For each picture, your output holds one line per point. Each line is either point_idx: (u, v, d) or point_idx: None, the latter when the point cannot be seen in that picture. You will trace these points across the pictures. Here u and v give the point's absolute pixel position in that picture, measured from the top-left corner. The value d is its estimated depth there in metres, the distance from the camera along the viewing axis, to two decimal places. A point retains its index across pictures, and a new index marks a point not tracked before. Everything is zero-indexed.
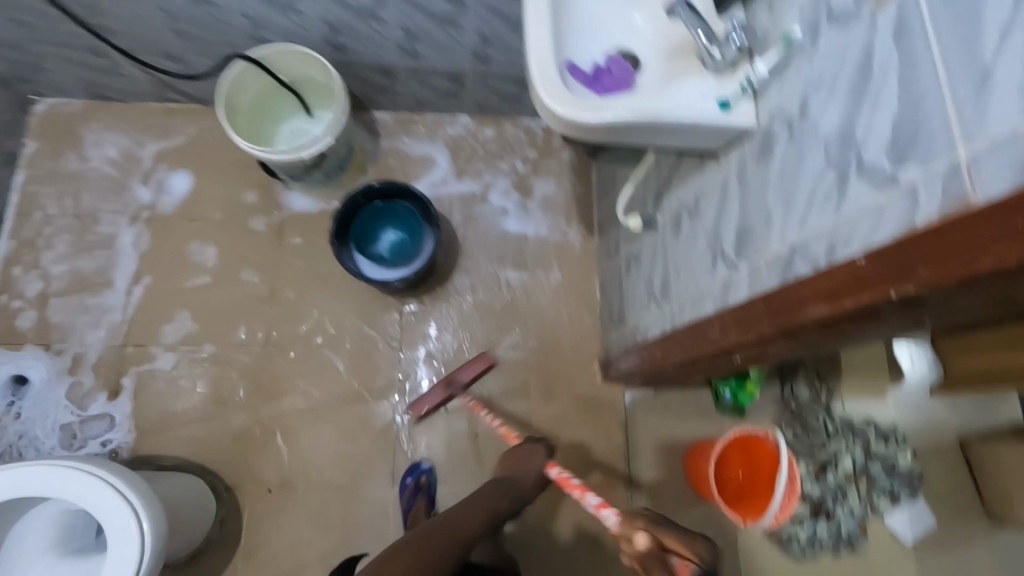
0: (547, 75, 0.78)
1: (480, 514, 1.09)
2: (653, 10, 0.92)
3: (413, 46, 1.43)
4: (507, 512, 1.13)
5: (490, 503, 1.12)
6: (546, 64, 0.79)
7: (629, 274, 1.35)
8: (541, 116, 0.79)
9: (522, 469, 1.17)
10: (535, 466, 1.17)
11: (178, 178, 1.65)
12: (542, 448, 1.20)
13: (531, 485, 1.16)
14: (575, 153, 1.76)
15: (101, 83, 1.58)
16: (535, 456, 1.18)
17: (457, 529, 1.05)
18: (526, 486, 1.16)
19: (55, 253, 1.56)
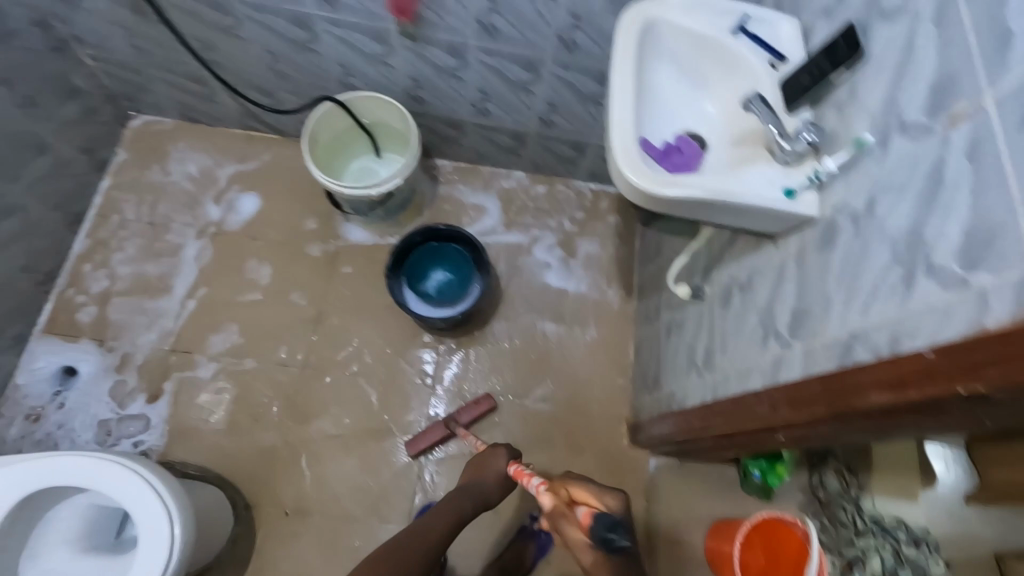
0: (626, 147, 0.85)
1: (449, 522, 1.10)
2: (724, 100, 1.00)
3: (485, 106, 1.55)
4: (473, 511, 1.14)
5: (456, 509, 1.12)
6: (626, 140, 0.86)
7: (669, 340, 1.38)
8: (616, 183, 0.86)
9: (488, 470, 1.19)
10: (498, 469, 1.18)
11: (247, 200, 1.75)
12: (506, 450, 1.22)
13: (496, 486, 1.18)
14: (620, 218, 1.83)
15: (195, 107, 1.73)
16: (496, 457, 1.20)
17: (428, 540, 1.06)
18: (492, 487, 1.17)
19: (125, 255, 1.65)
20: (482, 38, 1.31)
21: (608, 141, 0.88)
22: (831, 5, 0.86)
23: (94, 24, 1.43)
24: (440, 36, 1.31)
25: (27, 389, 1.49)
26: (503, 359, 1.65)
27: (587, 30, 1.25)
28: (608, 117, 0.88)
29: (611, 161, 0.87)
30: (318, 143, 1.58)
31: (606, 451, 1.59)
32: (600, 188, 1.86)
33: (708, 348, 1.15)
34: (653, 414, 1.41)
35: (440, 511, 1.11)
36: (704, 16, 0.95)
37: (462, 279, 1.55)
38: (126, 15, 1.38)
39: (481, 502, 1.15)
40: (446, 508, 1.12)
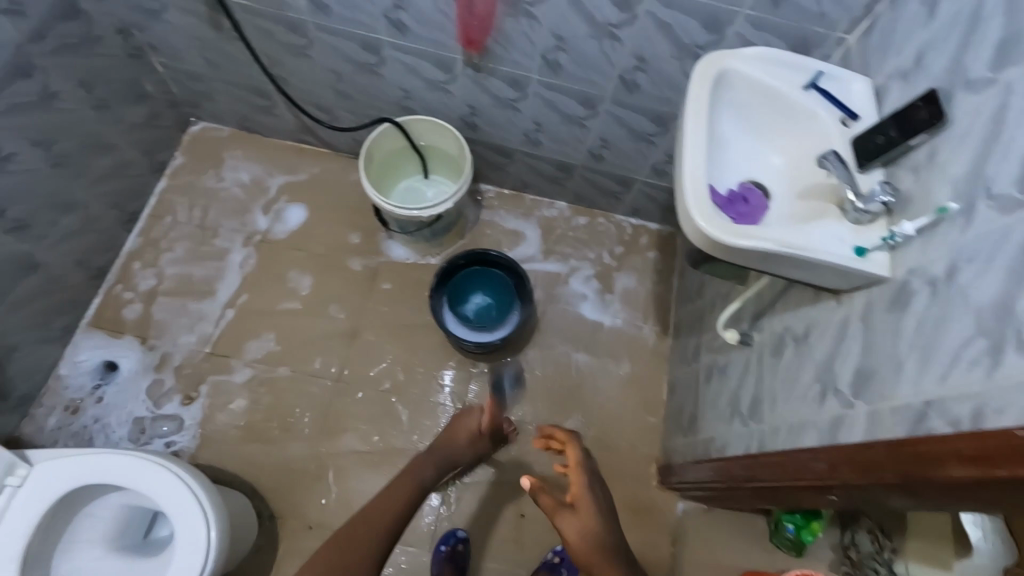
0: (699, 196, 0.87)
1: (408, 498, 1.18)
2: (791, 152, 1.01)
3: (537, 136, 1.57)
4: (433, 477, 1.24)
5: (414, 483, 1.20)
6: (698, 189, 0.87)
7: (709, 384, 1.36)
8: (686, 228, 0.87)
9: (459, 431, 1.27)
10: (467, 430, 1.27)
11: (295, 211, 1.78)
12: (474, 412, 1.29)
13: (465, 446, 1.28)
14: (658, 255, 1.83)
15: (253, 118, 1.79)
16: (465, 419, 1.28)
17: (388, 518, 1.14)
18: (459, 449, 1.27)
19: (173, 256, 1.69)
20: (545, 73, 1.33)
21: (678, 188, 0.90)
22: (910, 69, 0.87)
23: (171, 35, 1.49)
24: (504, 68, 1.34)
25: (68, 381, 1.52)
26: (534, 387, 1.64)
27: (649, 73, 1.27)
28: (680, 165, 0.90)
29: (682, 209, 0.88)
30: (372, 162, 1.62)
31: (634, 492, 1.56)
32: (640, 223, 1.87)
33: (755, 396, 1.13)
34: (688, 458, 1.38)
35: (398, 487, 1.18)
36: (777, 70, 0.97)
37: (502, 309, 1.55)
38: (203, 29, 1.44)
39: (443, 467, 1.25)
40: (404, 483, 1.20)
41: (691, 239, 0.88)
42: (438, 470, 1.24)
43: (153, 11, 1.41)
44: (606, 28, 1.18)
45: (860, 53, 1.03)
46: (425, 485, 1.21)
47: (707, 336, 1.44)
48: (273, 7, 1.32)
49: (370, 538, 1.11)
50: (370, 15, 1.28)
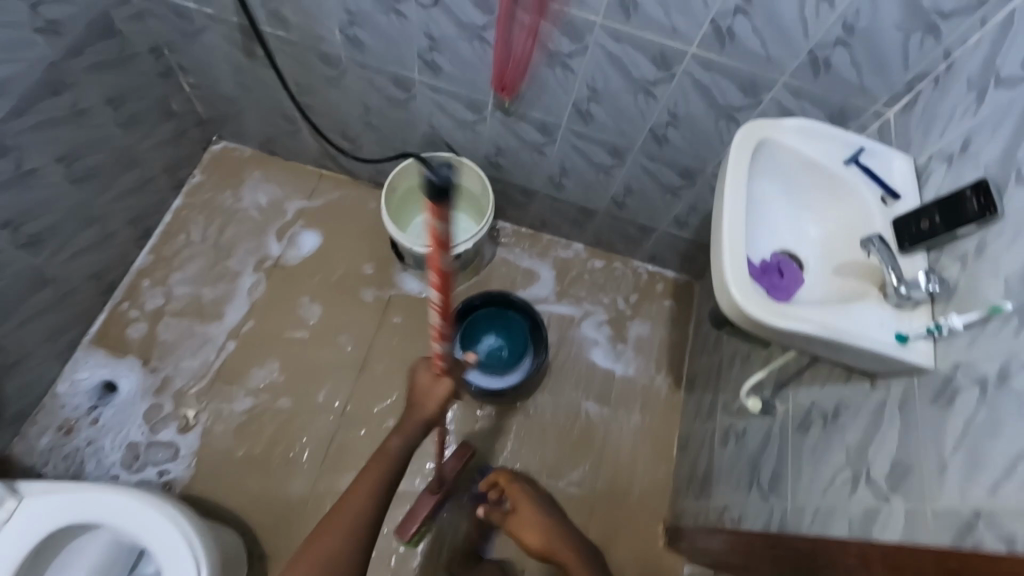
0: (739, 270, 0.84)
1: (384, 477, 1.15)
2: (827, 225, 0.99)
3: (561, 180, 1.56)
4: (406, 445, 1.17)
5: (389, 456, 1.16)
6: (737, 264, 0.85)
7: (725, 448, 1.32)
8: (723, 303, 0.84)
9: (417, 390, 1.10)
10: (421, 385, 1.09)
11: (310, 237, 1.76)
12: (423, 362, 1.10)
13: (432, 399, 1.08)
14: (674, 303, 1.81)
15: (277, 141, 1.78)
16: (416, 374, 1.11)
17: (362, 500, 1.12)
18: (425, 406, 1.09)
19: (183, 276, 1.66)
20: (575, 121, 1.32)
21: (715, 260, 0.88)
22: (955, 153, 0.85)
23: (204, 58, 1.49)
24: (535, 114, 1.33)
25: (65, 400, 1.47)
26: (541, 434, 1.59)
27: (681, 130, 1.26)
28: (718, 237, 0.88)
29: (718, 282, 0.86)
30: (393, 195, 1.60)
31: (644, 552, 1.49)
32: (657, 270, 1.85)
33: (777, 469, 1.09)
34: (700, 525, 1.32)
35: (371, 469, 1.16)
36: (817, 143, 0.96)
37: (513, 356, 1.51)
38: (237, 54, 1.44)
39: (418, 432, 1.15)
40: (378, 460, 1.17)
41: (726, 314, 0.86)
42: (408, 438, 1.15)
43: (189, 34, 1.42)
44: (642, 84, 1.17)
45: (900, 128, 1.01)
46: (400, 457, 1.17)
47: (723, 395, 1.40)
48: (308, 40, 1.32)
49: (355, 523, 1.09)
50: (405, 53, 1.28)
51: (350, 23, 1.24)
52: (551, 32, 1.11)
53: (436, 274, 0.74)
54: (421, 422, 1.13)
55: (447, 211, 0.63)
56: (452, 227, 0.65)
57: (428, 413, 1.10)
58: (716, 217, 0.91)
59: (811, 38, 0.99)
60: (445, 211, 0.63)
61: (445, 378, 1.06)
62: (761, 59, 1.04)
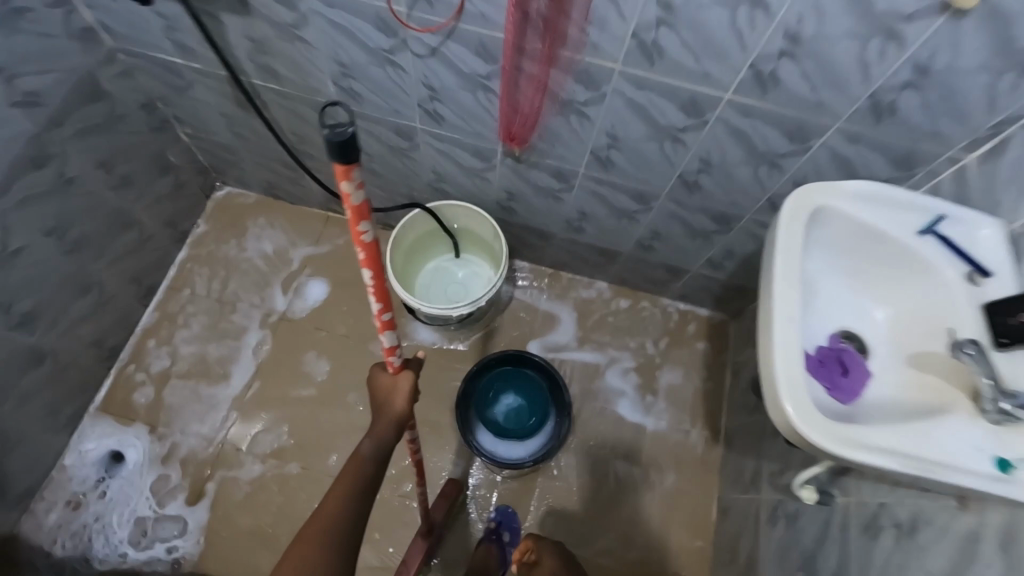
0: (794, 383, 0.70)
1: (352, 495, 0.97)
2: (896, 304, 0.83)
3: (580, 224, 1.43)
4: (378, 447, 0.98)
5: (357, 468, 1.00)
6: (792, 370, 0.71)
7: (774, 531, 1.17)
8: (775, 422, 0.71)
9: (378, 388, 0.98)
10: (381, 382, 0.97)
11: (316, 286, 1.68)
12: (379, 364, 1.01)
13: (397, 398, 0.97)
14: (709, 346, 1.66)
15: (280, 187, 1.70)
16: (374, 376, 1.00)
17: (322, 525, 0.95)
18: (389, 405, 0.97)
19: (189, 334, 1.60)
20: (594, 168, 1.19)
21: (763, 363, 0.73)
22: None
23: (197, 111, 1.41)
24: (549, 161, 1.21)
25: (73, 472, 1.43)
26: (565, 499, 1.48)
27: (713, 176, 1.11)
28: (766, 335, 0.73)
29: (767, 392, 0.72)
30: (400, 249, 1.50)
31: None
32: (688, 308, 1.70)
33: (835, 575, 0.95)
34: None
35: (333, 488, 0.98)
36: (882, 211, 0.80)
37: (536, 419, 1.40)
38: (230, 107, 1.35)
39: (386, 437, 0.99)
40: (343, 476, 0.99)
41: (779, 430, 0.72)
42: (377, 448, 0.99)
43: (179, 88, 1.34)
44: (669, 131, 1.03)
45: (985, 182, 0.84)
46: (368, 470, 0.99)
47: (769, 465, 1.26)
48: (300, 91, 1.22)
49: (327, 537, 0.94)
50: (404, 103, 1.16)
51: (342, 74, 1.14)
52: (563, 80, 0.97)
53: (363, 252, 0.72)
54: (388, 426, 0.98)
55: (356, 172, 0.61)
56: (365, 189, 0.63)
57: (392, 414, 0.97)
58: (763, 307, 0.76)
59: (872, 82, 0.83)
60: (354, 171, 0.61)
61: (404, 371, 0.97)
62: (811, 104, 0.89)
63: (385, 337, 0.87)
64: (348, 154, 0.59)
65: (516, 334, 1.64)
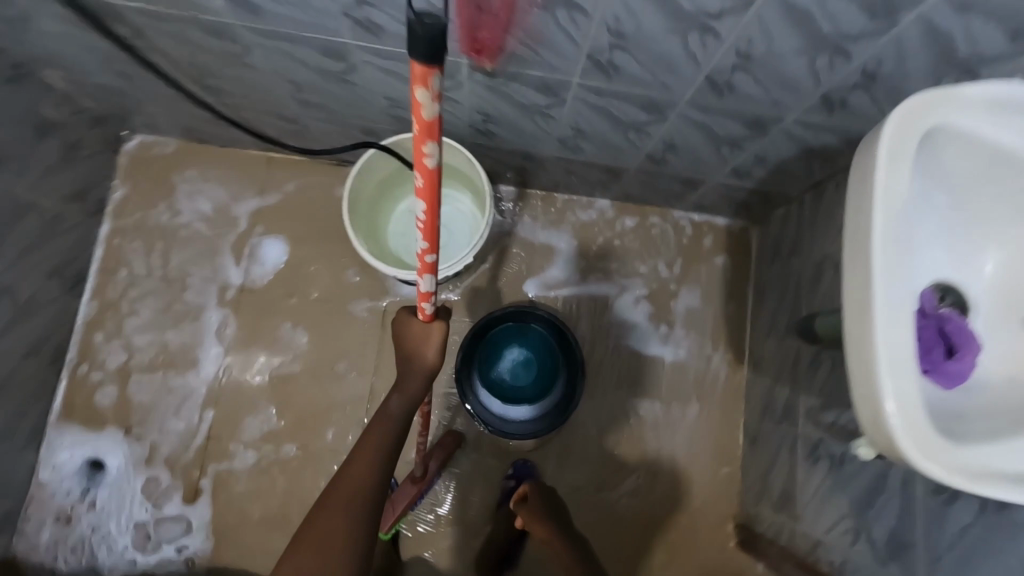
0: (906, 394, 0.52)
1: (387, 446, 0.93)
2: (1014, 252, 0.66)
3: (576, 142, 1.16)
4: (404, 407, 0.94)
5: (389, 421, 0.94)
6: (904, 376, 0.52)
7: (815, 471, 1.09)
8: (871, 436, 0.54)
9: (406, 338, 0.90)
10: (410, 332, 0.89)
11: (273, 246, 1.43)
12: (405, 309, 0.91)
13: (429, 354, 0.89)
14: (729, 259, 1.47)
15: (202, 129, 1.38)
16: (401, 322, 0.91)
17: (359, 477, 0.91)
18: (419, 357, 0.90)
19: (140, 321, 1.39)
20: (591, 75, 0.90)
21: (858, 363, 0.54)
22: None
23: (57, 47, 1.06)
24: (531, 72, 0.91)
25: (54, 487, 1.32)
26: (584, 447, 1.39)
27: (751, 74, 0.84)
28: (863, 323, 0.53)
29: (860, 400, 0.54)
30: (361, 202, 1.27)
31: (709, 558, 1.35)
32: (704, 219, 1.48)
33: (896, 534, 0.86)
34: (786, 547, 1.16)
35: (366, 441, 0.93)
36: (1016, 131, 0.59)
37: (547, 373, 1.30)
38: (96, 39, 1.01)
39: (417, 389, 0.93)
40: (375, 426, 0.94)
41: (873, 444, 0.56)
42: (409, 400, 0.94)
43: (18, 21, 0.98)
44: (697, 19, 0.73)
45: None
46: (401, 423, 0.95)
47: (806, 398, 1.15)
48: (179, 9, 0.88)
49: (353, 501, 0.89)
50: (324, 13, 0.84)
51: None
52: None
53: (421, 179, 0.58)
54: (421, 379, 0.92)
55: (435, 79, 0.46)
56: (443, 104, 0.48)
57: (425, 367, 0.91)
58: (853, 280, 0.56)
59: None
60: (434, 76, 0.46)
61: (435, 321, 0.88)
62: None
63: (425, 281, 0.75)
64: (437, 51, 0.44)
65: (512, 273, 1.44)
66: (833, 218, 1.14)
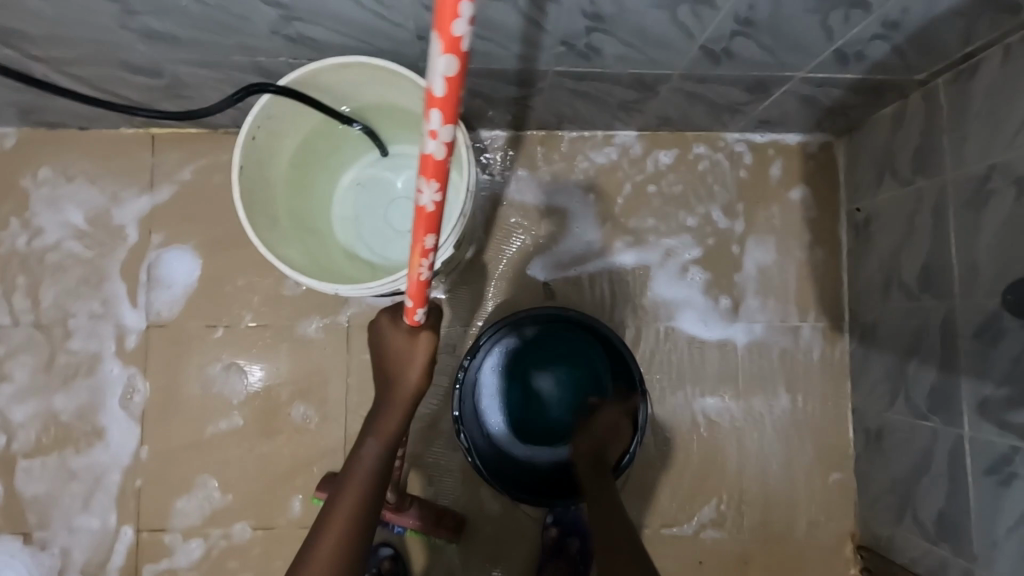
0: None
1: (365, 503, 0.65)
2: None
3: (589, 41, 0.73)
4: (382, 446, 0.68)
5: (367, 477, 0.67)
6: None
7: (1009, 495, 0.73)
8: None
9: (387, 349, 0.69)
10: (390, 346, 0.68)
11: (178, 258, 1.03)
12: (386, 316, 0.70)
13: (411, 374, 0.67)
14: (808, 191, 1.06)
15: (39, 106, 0.95)
16: (380, 330, 0.70)
17: (339, 538, 0.63)
18: (399, 383, 0.68)
19: (13, 388, 1.00)
20: None
21: None
22: None
23: None
24: None
25: None
26: (644, 478, 1.02)
27: None
28: None
29: None
30: (273, 185, 0.85)
31: None
32: (767, 139, 1.07)
33: None
34: None
35: (350, 484, 0.66)
36: None
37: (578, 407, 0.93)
38: None
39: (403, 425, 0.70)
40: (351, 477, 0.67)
41: None
42: (393, 440, 0.68)
43: None
44: None
45: None
46: (384, 469, 0.68)
47: (976, 385, 0.77)
48: None
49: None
50: None
51: None
52: None
53: None
54: (405, 410, 0.69)
55: None
56: None
57: (408, 389, 0.68)
58: None
59: None
60: None
61: (423, 330, 0.66)
62: None
63: (443, 63, 0.37)
64: None
65: (513, 251, 1.04)
66: (1009, 107, 0.72)
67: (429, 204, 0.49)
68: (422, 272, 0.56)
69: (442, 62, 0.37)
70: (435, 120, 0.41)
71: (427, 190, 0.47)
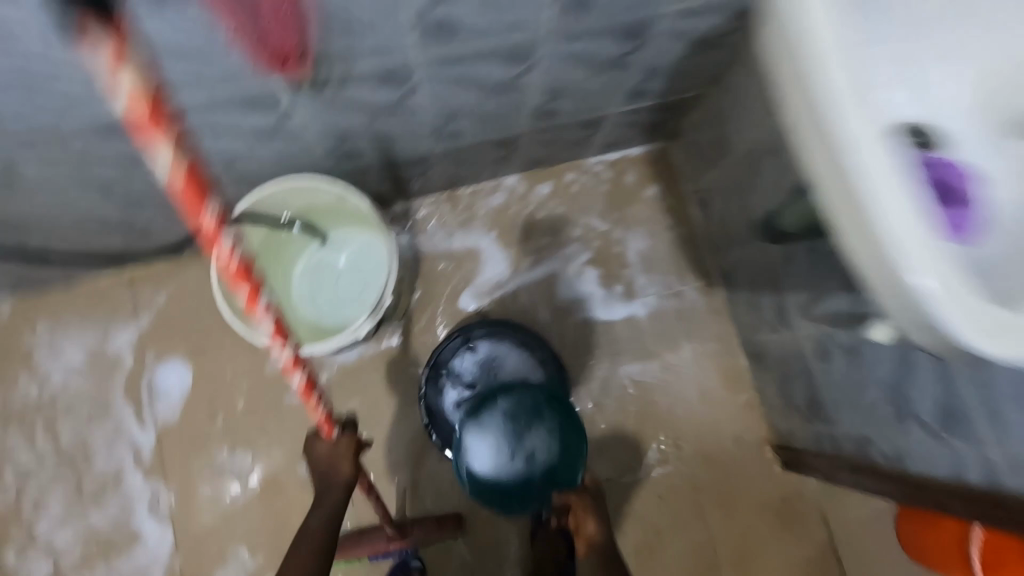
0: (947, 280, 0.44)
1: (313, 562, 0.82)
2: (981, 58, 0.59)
3: (452, 128, 1.00)
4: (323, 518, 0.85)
5: (313, 543, 0.84)
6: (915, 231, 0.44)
7: (832, 368, 1.00)
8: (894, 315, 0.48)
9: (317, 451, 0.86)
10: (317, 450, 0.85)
11: (171, 371, 1.22)
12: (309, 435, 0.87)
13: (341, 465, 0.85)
14: (660, 187, 1.36)
15: (32, 274, 1.15)
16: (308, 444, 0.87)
17: None
18: (333, 473, 0.85)
19: (51, 518, 1.15)
20: (429, 45, 0.77)
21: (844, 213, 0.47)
22: None
23: None
24: (364, 63, 0.78)
25: None
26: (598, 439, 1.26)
27: None
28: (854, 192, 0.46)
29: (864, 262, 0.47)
30: None
31: (764, 488, 1.25)
32: (618, 156, 1.36)
33: (948, 406, 0.76)
34: (834, 453, 1.07)
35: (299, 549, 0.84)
36: None
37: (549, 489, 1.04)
38: None
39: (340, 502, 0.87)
40: (302, 546, 0.84)
41: (891, 314, 0.49)
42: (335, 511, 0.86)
43: None
44: None
45: None
46: (329, 534, 0.85)
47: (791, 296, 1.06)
48: None
49: None
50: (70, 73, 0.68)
51: None
52: None
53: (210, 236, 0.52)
54: (344, 490, 0.86)
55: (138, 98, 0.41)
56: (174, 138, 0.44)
57: (342, 480, 0.86)
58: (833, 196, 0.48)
59: None
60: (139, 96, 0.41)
61: (340, 439, 0.85)
62: None
63: (265, 320, 0.63)
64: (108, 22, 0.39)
65: (446, 290, 1.29)
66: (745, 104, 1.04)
67: (301, 380, 0.72)
68: (321, 410, 0.79)
69: (264, 320, 0.63)
70: (279, 342, 0.66)
71: (295, 375, 0.71)
